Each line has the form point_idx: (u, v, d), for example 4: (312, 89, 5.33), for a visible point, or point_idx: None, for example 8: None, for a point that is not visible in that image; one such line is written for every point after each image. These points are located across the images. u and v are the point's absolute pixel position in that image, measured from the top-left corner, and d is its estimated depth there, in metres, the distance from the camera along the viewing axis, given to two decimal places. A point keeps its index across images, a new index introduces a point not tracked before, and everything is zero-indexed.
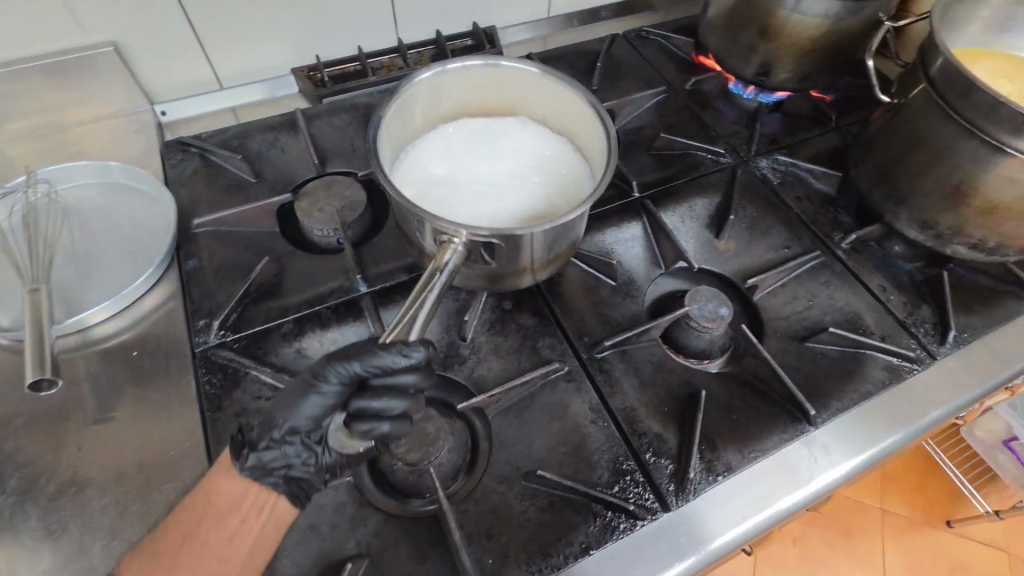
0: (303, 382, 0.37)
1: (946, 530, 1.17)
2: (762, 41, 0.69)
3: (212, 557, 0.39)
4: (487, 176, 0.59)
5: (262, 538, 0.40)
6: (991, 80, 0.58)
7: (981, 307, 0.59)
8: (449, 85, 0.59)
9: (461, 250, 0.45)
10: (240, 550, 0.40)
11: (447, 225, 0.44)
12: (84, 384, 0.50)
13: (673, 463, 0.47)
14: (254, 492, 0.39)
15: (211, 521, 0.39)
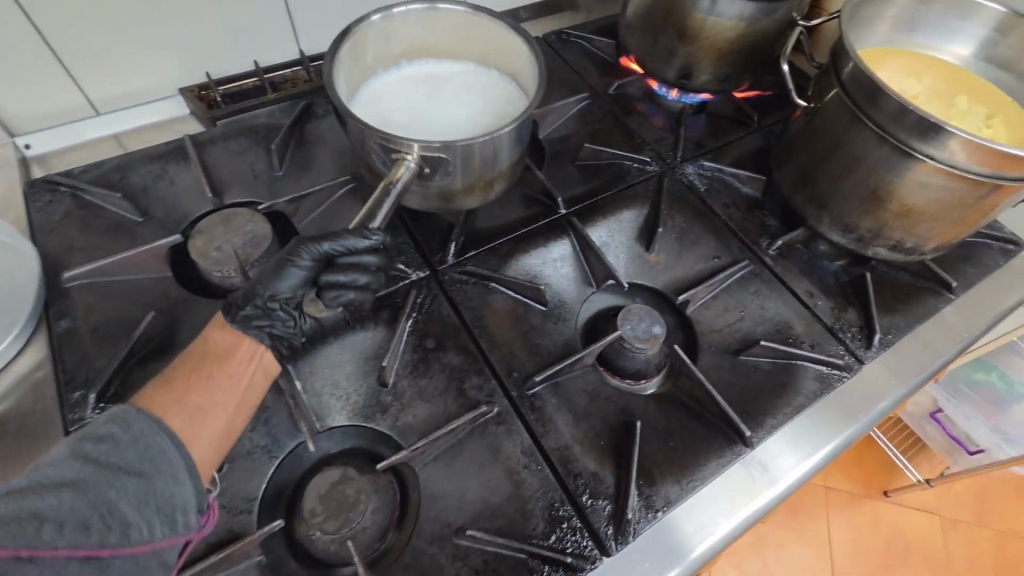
0: (283, 259, 0.45)
1: (884, 500, 1.23)
2: (680, 43, 0.67)
3: (210, 400, 0.43)
4: (436, 111, 0.60)
5: (253, 381, 0.46)
6: (898, 82, 0.57)
7: (903, 306, 0.60)
8: (398, 28, 0.61)
9: (413, 167, 0.49)
10: (235, 394, 0.44)
11: (400, 144, 0.48)
12: None
13: (610, 504, 0.45)
14: (244, 345, 0.46)
15: (207, 367, 0.44)
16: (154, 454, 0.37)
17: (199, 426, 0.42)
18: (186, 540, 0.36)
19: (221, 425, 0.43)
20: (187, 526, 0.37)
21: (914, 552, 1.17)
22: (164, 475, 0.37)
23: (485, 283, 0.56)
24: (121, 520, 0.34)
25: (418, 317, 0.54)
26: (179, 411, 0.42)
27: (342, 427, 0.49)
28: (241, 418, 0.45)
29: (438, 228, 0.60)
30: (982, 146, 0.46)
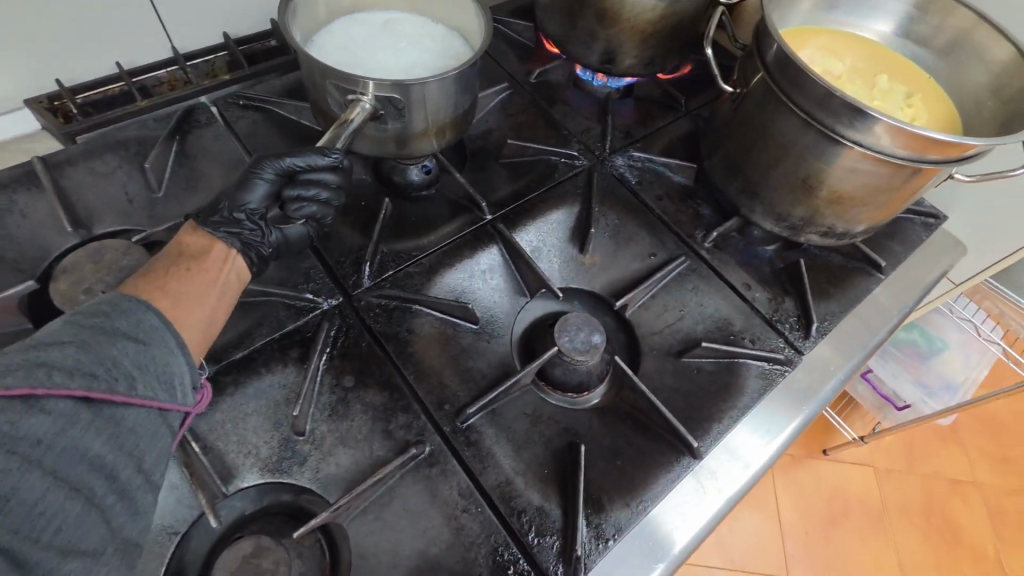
0: (247, 173, 0.46)
1: (823, 459, 1.28)
2: (601, 26, 0.63)
3: (191, 289, 0.41)
4: (377, 59, 0.54)
5: (231, 281, 0.44)
6: (820, 62, 0.56)
7: (837, 290, 0.59)
8: None
9: (368, 109, 0.47)
10: (214, 290, 0.42)
11: (355, 82, 0.46)
12: None
13: (559, 540, 0.42)
14: (217, 248, 0.44)
15: (184, 263, 0.42)
16: (146, 324, 0.36)
17: (185, 308, 0.40)
18: (185, 411, 0.37)
19: (207, 311, 0.41)
20: (184, 398, 0.37)
21: (853, 506, 1.23)
22: (160, 346, 0.36)
23: (408, 305, 0.51)
24: (126, 374, 0.34)
25: (333, 352, 0.48)
26: (160, 297, 0.40)
27: (252, 488, 0.43)
28: (224, 312, 0.43)
29: (350, 247, 0.54)
30: (905, 132, 0.45)
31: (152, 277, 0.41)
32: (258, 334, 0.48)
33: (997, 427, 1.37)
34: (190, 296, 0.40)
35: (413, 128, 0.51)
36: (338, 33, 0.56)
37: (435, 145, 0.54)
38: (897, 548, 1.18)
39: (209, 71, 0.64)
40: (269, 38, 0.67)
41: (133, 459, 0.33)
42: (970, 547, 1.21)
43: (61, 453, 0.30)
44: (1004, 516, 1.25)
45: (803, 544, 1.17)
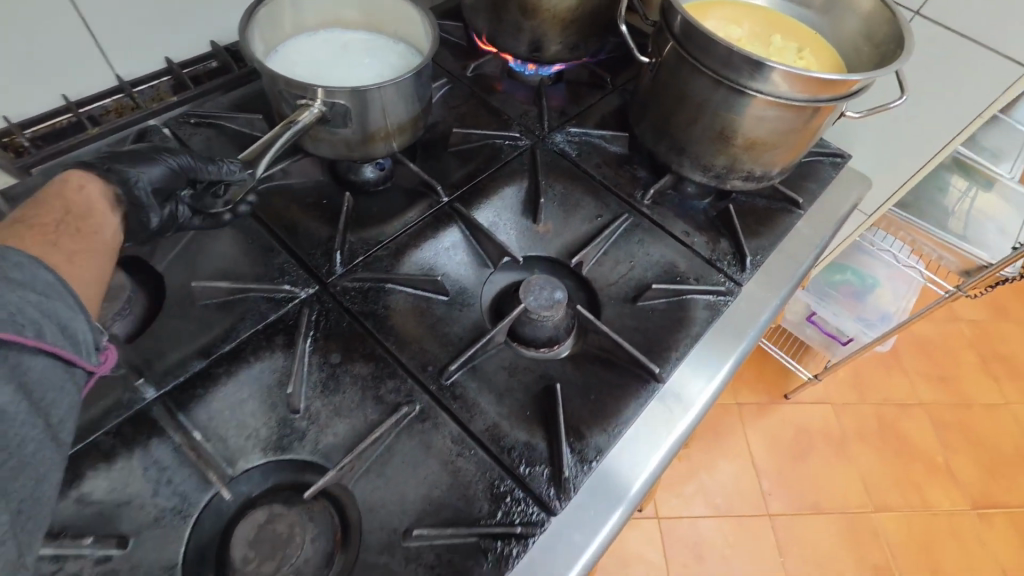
0: (155, 153, 0.48)
1: (785, 403, 1.37)
2: (525, 18, 0.69)
3: (82, 249, 0.40)
4: (340, 70, 0.59)
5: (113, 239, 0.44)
6: (723, 29, 0.63)
7: (766, 227, 0.66)
8: None
9: (317, 113, 0.52)
10: (100, 252, 0.42)
11: (306, 90, 0.51)
12: None
13: (548, 467, 0.46)
14: (97, 210, 0.43)
15: (69, 221, 0.40)
16: (42, 279, 0.34)
17: (77, 268, 0.39)
18: (88, 366, 0.36)
19: (98, 273, 0.41)
20: (88, 357, 0.36)
21: (817, 440, 1.32)
22: (62, 301, 0.35)
23: (381, 285, 0.54)
24: (32, 320, 0.33)
25: (317, 334, 0.51)
26: (51, 257, 0.38)
27: (257, 467, 0.45)
28: (107, 273, 0.42)
29: (319, 239, 0.57)
30: (802, 78, 0.52)
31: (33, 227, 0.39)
32: (242, 328, 0.50)
33: (934, 350, 1.50)
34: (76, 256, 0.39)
35: (372, 127, 0.56)
36: (299, 50, 0.61)
37: (392, 143, 0.59)
38: (860, 471, 1.29)
39: (155, 95, 0.66)
40: (210, 59, 0.69)
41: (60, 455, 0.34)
42: (924, 459, 1.33)
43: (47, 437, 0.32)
44: (950, 428, 1.38)
45: (776, 482, 1.26)
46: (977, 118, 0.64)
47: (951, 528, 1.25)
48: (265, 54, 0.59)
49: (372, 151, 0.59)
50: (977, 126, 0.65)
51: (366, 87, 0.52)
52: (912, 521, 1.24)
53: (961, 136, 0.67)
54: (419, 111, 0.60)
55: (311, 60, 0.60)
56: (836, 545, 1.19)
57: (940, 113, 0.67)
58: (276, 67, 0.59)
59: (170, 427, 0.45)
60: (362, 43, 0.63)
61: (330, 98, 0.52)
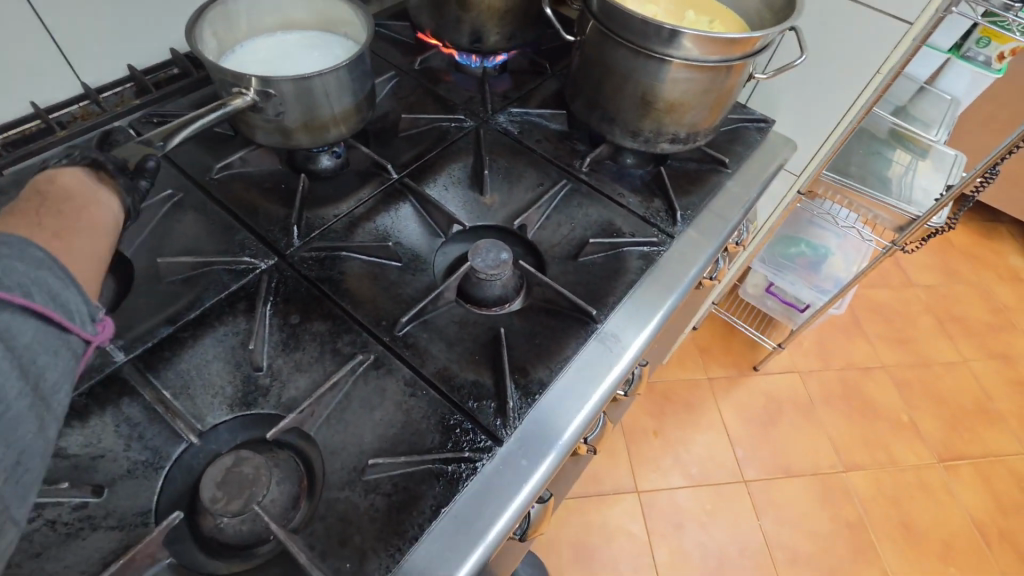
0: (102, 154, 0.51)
1: (755, 374, 1.42)
2: (463, 11, 0.75)
3: (68, 227, 0.41)
4: (288, 65, 0.64)
5: (110, 216, 0.46)
6: (640, 8, 0.69)
7: (695, 188, 0.72)
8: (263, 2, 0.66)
9: (249, 100, 0.57)
10: (94, 230, 0.43)
11: (240, 79, 0.56)
12: None
13: (495, 401, 0.50)
14: (81, 193, 0.45)
15: (51, 205, 0.42)
16: (32, 254, 0.34)
17: (67, 243, 0.40)
18: (85, 334, 0.35)
19: (90, 247, 0.42)
20: (85, 324, 0.36)
21: (788, 408, 1.37)
22: (51, 272, 0.34)
23: (336, 253, 0.59)
24: (20, 287, 0.32)
25: (276, 299, 0.55)
26: (38, 235, 0.40)
27: (224, 421, 0.49)
28: (105, 249, 0.44)
29: (276, 217, 0.61)
30: (708, 38, 0.58)
31: (21, 212, 0.41)
32: (207, 297, 0.54)
33: (893, 316, 1.56)
34: (60, 232, 0.40)
35: (323, 114, 0.61)
36: (250, 48, 0.65)
37: (341, 129, 0.64)
38: (830, 434, 1.34)
39: (119, 101, 0.70)
40: (171, 66, 0.74)
41: (57, 404, 0.33)
42: (889, 418, 1.38)
43: (59, 375, 0.33)
44: (913, 388, 1.43)
45: (750, 449, 1.30)
46: (877, 74, 0.71)
47: (919, 482, 1.29)
48: (218, 52, 0.64)
49: (323, 137, 0.64)
50: (878, 82, 0.71)
51: (308, 75, 0.58)
52: (882, 477, 1.29)
53: (866, 92, 0.73)
54: (363, 97, 0.65)
55: (261, 58, 0.65)
56: (810, 505, 1.23)
57: (846, 73, 0.73)
58: (228, 64, 0.63)
59: (142, 388, 0.48)
60: (309, 41, 0.68)
61: (273, 86, 0.57)
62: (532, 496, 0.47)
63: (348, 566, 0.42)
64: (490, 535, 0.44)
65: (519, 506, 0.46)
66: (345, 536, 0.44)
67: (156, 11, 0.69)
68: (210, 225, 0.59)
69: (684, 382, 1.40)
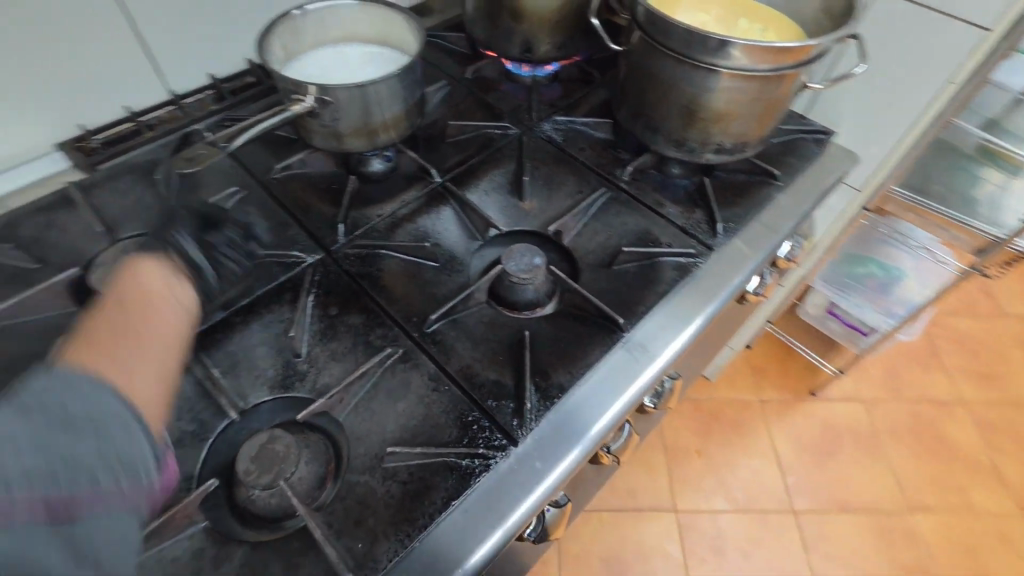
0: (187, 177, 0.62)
1: (813, 400, 1.35)
2: (515, 22, 0.77)
3: (144, 348, 0.35)
4: (346, 75, 0.69)
5: (184, 319, 0.40)
6: (690, 17, 0.68)
7: (741, 199, 0.70)
8: (328, 16, 0.71)
9: (307, 107, 0.61)
10: (161, 343, 0.36)
11: (300, 86, 0.60)
12: None
13: (513, 402, 0.51)
14: (159, 289, 0.39)
15: (115, 324, 0.35)
16: (104, 406, 0.30)
17: (141, 377, 0.33)
18: (154, 494, 0.31)
19: (157, 369, 0.34)
20: (151, 476, 0.31)
21: (847, 438, 1.29)
22: (121, 426, 0.30)
23: (377, 251, 0.62)
24: (86, 466, 0.28)
25: (318, 291, 0.58)
26: (103, 365, 0.32)
27: (264, 402, 0.52)
28: (173, 370, 0.36)
29: (325, 216, 0.65)
30: (759, 47, 0.56)
31: (93, 331, 0.33)
32: (258, 287, 0.59)
33: (976, 348, 1.43)
34: (136, 359, 0.34)
35: (374, 121, 0.65)
36: (313, 59, 0.70)
37: (390, 134, 0.68)
38: (894, 470, 1.24)
39: (200, 106, 0.76)
40: (247, 75, 0.80)
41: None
42: (966, 459, 1.26)
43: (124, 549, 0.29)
44: (996, 429, 1.30)
45: (802, 479, 1.23)
46: (949, 85, 0.67)
47: (999, 533, 1.17)
48: (285, 63, 0.69)
49: (374, 141, 0.67)
50: (949, 92, 0.67)
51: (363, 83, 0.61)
52: (954, 523, 1.18)
53: (936, 103, 0.69)
54: (413, 104, 0.68)
55: (322, 68, 0.69)
56: (866, 544, 1.15)
57: (914, 84, 0.69)
58: (293, 73, 0.68)
59: (195, 365, 0.53)
60: (367, 52, 0.72)
61: (330, 93, 0.61)
62: (545, 497, 0.47)
63: (360, 547, 0.44)
64: (501, 529, 0.45)
65: (531, 505, 0.46)
66: (363, 517, 0.46)
67: (236, 25, 0.76)
68: (268, 220, 0.65)
69: (734, 403, 1.34)
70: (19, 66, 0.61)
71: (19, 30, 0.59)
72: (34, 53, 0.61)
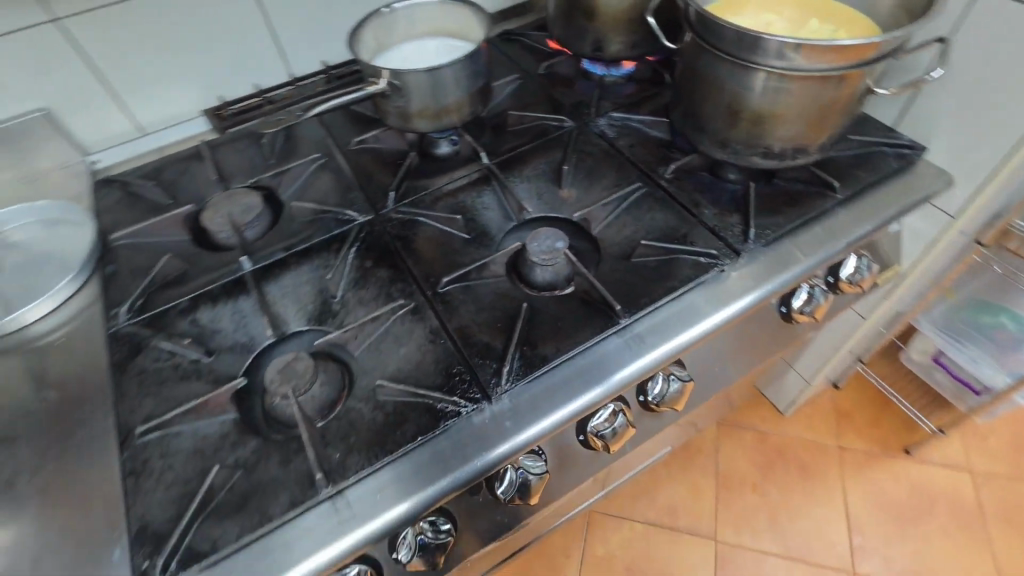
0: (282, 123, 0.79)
1: (906, 458, 1.20)
2: (589, 21, 0.79)
3: None
4: (421, 63, 0.77)
5: None
6: (754, 18, 0.65)
7: (789, 209, 0.67)
8: (415, 12, 0.80)
9: (380, 89, 0.69)
10: None
11: (374, 71, 0.69)
12: (34, 375, 0.62)
13: (496, 363, 0.56)
14: None
15: None
16: None
17: None
18: None
19: None
20: None
21: (939, 508, 1.13)
22: None
23: (416, 219, 0.70)
24: None
25: (361, 246, 0.67)
26: None
27: (299, 329, 0.62)
28: None
29: (383, 185, 0.74)
30: (819, 47, 0.54)
31: None
32: (317, 237, 0.69)
33: None
34: None
35: (437, 106, 0.73)
36: (398, 49, 0.80)
37: (451, 117, 0.75)
38: (994, 556, 1.07)
39: (313, 86, 0.88)
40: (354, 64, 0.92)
41: None
42: None
43: None
44: None
45: (873, 540, 1.10)
46: None
47: None
48: (374, 51, 0.79)
49: (436, 124, 0.75)
50: None
51: (427, 70, 0.69)
52: None
53: None
54: (475, 93, 0.75)
55: (403, 57, 0.78)
56: None
57: None
58: (379, 61, 0.78)
59: (255, 291, 0.65)
60: (445, 45, 0.80)
61: (398, 78, 0.69)
62: (506, 455, 0.52)
63: (338, 456, 0.52)
64: (458, 472, 0.51)
65: (491, 459, 0.52)
66: (348, 432, 0.54)
67: (346, 20, 0.88)
68: (338, 183, 0.75)
69: (808, 444, 1.24)
70: (178, 45, 0.78)
71: (181, 17, 0.76)
72: (189, 35, 0.78)
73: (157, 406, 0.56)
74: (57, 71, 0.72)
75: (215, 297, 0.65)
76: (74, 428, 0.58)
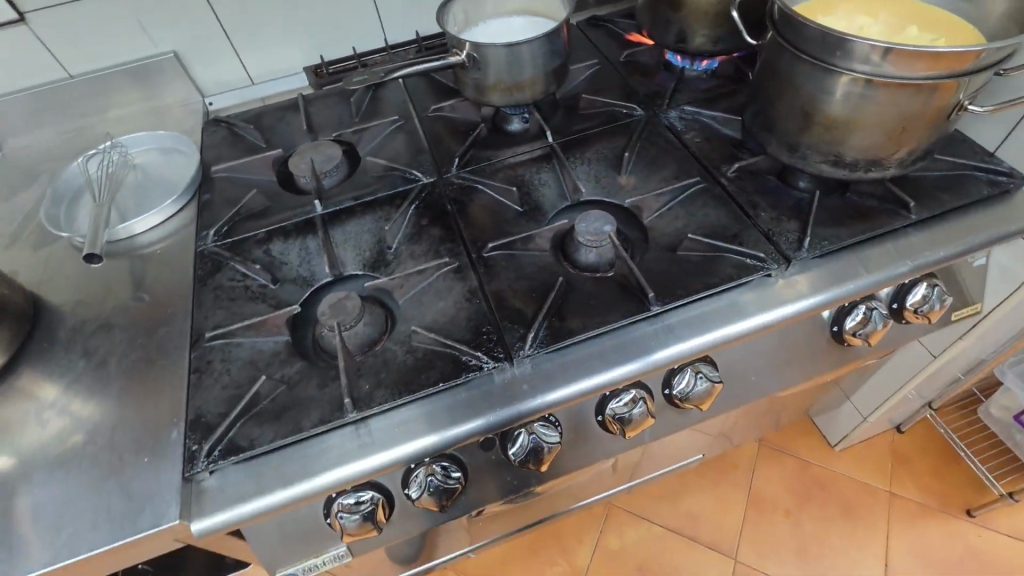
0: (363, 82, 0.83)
1: (965, 519, 1.10)
2: (675, 12, 0.78)
3: None
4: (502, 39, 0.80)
5: None
6: (846, 20, 0.62)
7: (854, 223, 0.64)
8: None
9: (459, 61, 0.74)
10: None
11: (457, 42, 0.73)
12: (136, 276, 0.72)
13: (524, 329, 0.59)
14: None
15: None
16: None
17: None
18: None
19: None
20: None
21: None
22: None
23: (475, 187, 0.73)
24: None
25: (420, 205, 0.72)
26: None
27: (353, 272, 0.68)
28: None
29: (451, 151, 0.78)
30: (909, 52, 0.51)
31: None
32: (383, 192, 0.74)
33: None
34: None
35: (511, 82, 0.76)
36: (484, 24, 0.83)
37: (523, 94, 0.77)
38: None
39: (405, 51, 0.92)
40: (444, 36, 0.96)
41: None
42: None
43: None
44: None
45: None
46: None
47: None
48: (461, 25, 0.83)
49: (508, 99, 0.78)
50: None
51: (506, 46, 0.72)
52: None
53: None
54: (549, 73, 0.77)
55: (487, 31, 0.82)
56: None
57: None
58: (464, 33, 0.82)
59: (322, 232, 0.71)
60: (528, 23, 0.82)
61: (477, 51, 0.73)
62: (519, 414, 0.56)
63: (367, 387, 0.57)
64: (472, 421, 0.55)
65: (504, 415, 0.56)
66: (379, 369, 0.58)
67: None
68: (410, 145, 0.80)
69: (854, 482, 1.17)
70: (289, 5, 0.86)
71: None
72: None
73: (225, 317, 0.64)
74: (188, 19, 0.83)
75: (287, 233, 0.72)
76: (161, 326, 0.67)
